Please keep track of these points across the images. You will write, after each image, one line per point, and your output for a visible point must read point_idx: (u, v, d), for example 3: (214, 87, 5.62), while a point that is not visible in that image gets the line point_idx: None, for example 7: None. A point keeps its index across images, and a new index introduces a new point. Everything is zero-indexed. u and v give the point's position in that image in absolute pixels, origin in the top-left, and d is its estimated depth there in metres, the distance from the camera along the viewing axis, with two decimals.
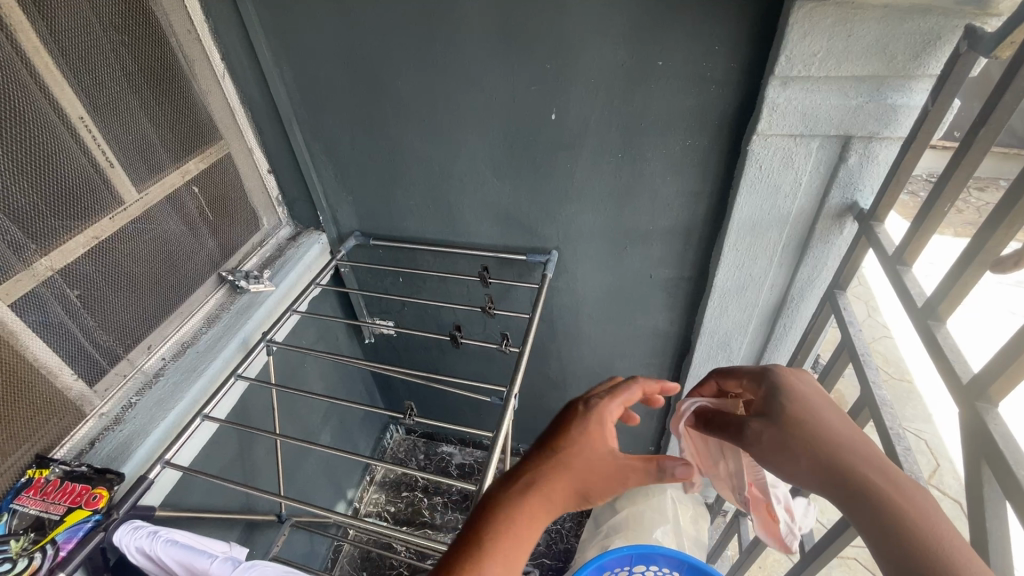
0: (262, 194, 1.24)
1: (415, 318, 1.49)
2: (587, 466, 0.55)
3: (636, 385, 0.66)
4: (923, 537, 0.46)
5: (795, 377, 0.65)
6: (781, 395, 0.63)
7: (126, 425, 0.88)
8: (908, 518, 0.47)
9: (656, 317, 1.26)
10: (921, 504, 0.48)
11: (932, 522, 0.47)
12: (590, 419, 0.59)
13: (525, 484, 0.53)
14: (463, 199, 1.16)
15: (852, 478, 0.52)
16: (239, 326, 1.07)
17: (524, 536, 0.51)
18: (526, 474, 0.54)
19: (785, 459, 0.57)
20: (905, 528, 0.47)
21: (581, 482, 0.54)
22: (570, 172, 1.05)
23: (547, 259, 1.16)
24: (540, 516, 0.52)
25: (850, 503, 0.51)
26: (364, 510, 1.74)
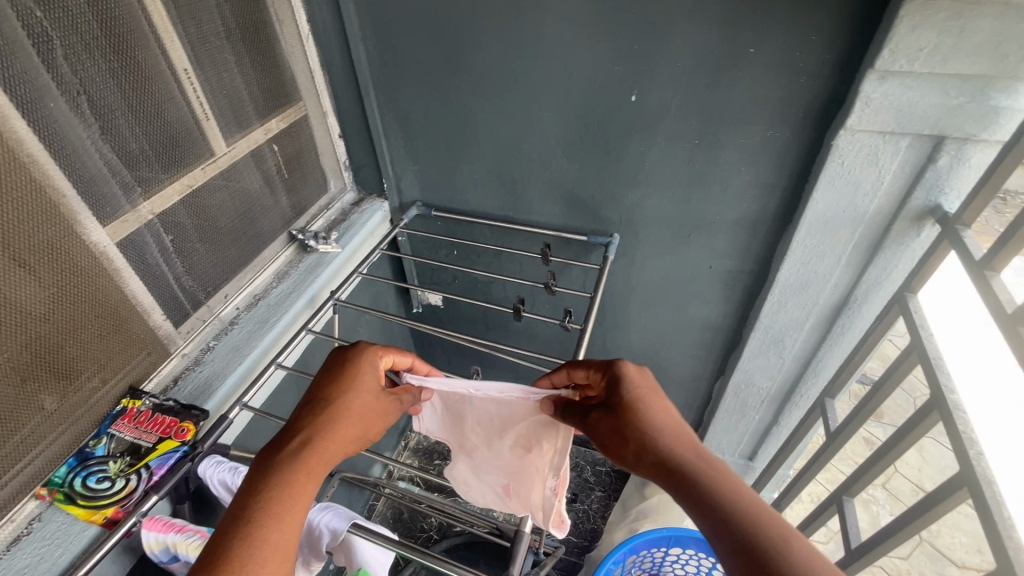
0: (331, 158, 1.27)
1: (465, 291, 1.51)
2: (349, 422, 0.68)
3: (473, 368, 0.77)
4: (742, 512, 0.51)
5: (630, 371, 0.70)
6: (622, 385, 0.66)
7: (206, 367, 0.92)
8: (729, 505, 0.52)
9: (709, 308, 1.26)
10: (747, 493, 0.53)
11: (741, 503, 0.52)
12: (357, 380, 0.72)
13: (306, 436, 0.64)
14: (529, 176, 1.17)
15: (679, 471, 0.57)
16: (307, 283, 1.10)
17: (318, 469, 0.62)
18: (307, 427, 0.65)
19: (639, 462, 0.62)
20: (723, 516, 0.51)
21: (346, 428, 0.67)
22: (642, 155, 1.05)
23: (609, 242, 1.16)
24: (325, 455, 0.63)
25: (686, 491, 0.55)
26: (397, 474, 1.80)
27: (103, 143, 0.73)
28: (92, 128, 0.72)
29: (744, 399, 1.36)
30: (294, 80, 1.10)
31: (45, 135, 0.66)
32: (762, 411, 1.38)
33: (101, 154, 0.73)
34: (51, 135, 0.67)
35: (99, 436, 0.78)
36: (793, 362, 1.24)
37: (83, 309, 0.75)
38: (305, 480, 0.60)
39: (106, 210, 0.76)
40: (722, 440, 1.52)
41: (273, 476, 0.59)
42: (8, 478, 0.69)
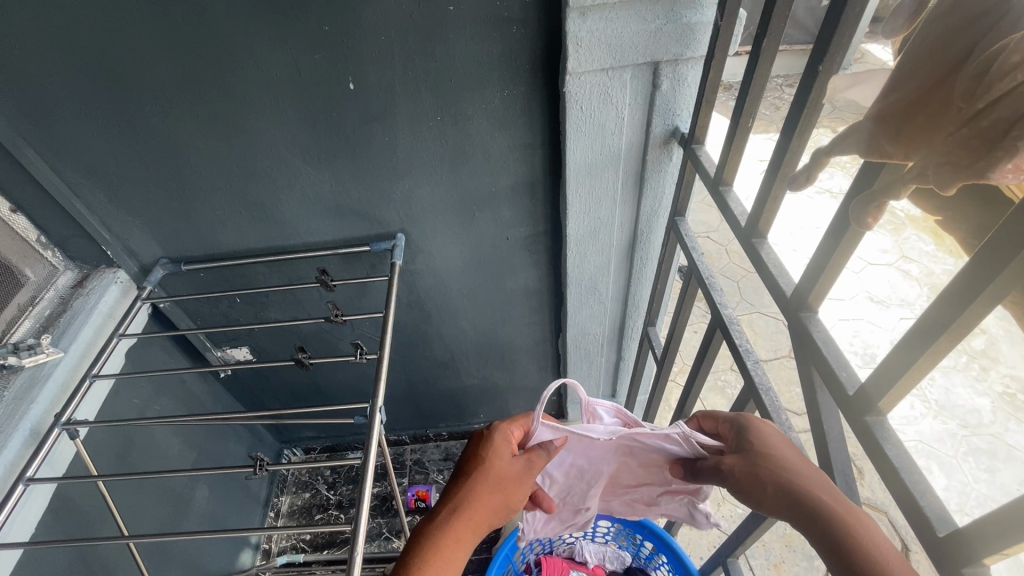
0: (13, 239, 0.97)
1: (272, 337, 1.33)
2: (458, 535, 0.63)
3: (526, 467, 0.70)
4: (524, 456, 0.71)
5: (537, 461, 0.71)
6: (512, 458, 0.70)
7: None
8: (531, 456, 0.71)
9: (523, 276, 1.22)
10: (537, 460, 0.71)
11: (535, 460, 0.71)
12: (497, 445, 0.70)
13: (449, 511, 0.64)
14: (279, 196, 1.00)
15: (519, 457, 0.71)
16: (19, 415, 0.85)
17: (461, 550, 0.63)
18: (451, 502, 0.65)
19: (511, 460, 0.70)
20: (530, 455, 0.71)
21: (472, 509, 0.65)
22: (391, 145, 0.93)
23: (394, 244, 1.05)
24: (477, 530, 0.65)
25: (526, 458, 0.71)
26: (277, 548, 1.60)
27: None
28: None
29: (587, 349, 1.38)
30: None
31: None
32: (606, 353, 1.41)
33: None
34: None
35: None
36: (614, 303, 1.26)
37: None
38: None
39: None
40: (584, 390, 1.55)
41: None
42: None
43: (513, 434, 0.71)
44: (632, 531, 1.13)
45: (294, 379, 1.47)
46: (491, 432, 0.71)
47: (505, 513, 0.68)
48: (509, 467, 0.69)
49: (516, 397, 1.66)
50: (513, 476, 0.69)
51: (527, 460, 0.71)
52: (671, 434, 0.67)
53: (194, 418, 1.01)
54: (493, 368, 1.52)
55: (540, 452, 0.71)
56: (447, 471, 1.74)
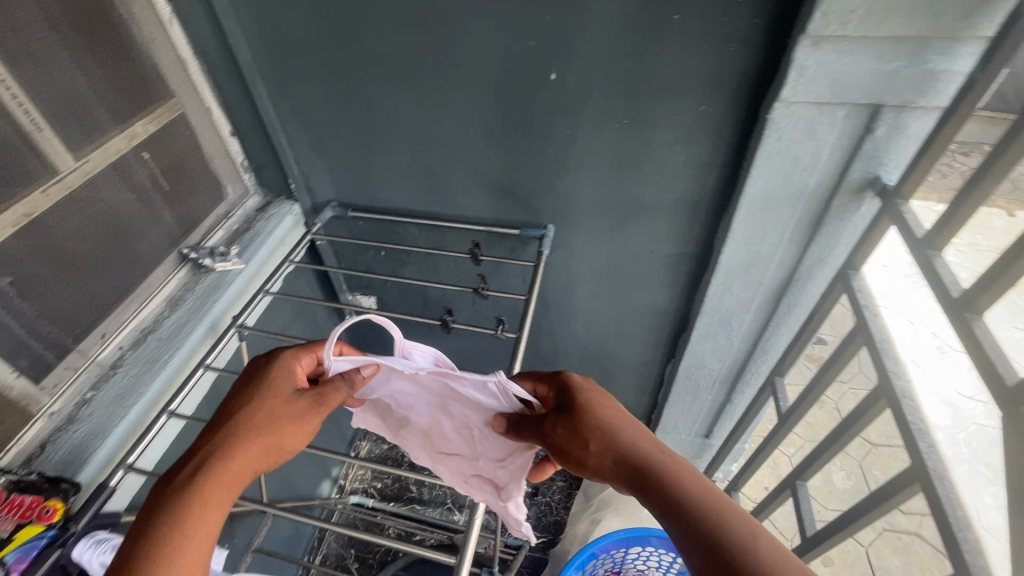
0: (225, 159, 1.11)
1: (399, 294, 1.41)
2: (213, 485, 0.60)
3: (302, 412, 0.67)
4: (261, 395, 0.67)
5: (269, 405, 0.67)
6: (262, 406, 0.67)
7: (81, 426, 0.79)
8: (269, 400, 0.67)
9: (654, 293, 1.20)
10: (279, 410, 0.66)
11: (264, 402, 0.67)
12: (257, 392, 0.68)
13: (189, 468, 0.61)
14: (451, 167, 1.06)
15: (265, 394, 0.68)
16: (205, 310, 0.97)
17: (218, 509, 0.59)
18: (191, 460, 0.62)
19: (259, 399, 0.67)
20: (269, 392, 0.68)
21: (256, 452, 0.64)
22: (570, 139, 0.95)
23: (544, 234, 1.08)
24: (234, 486, 0.61)
25: (312, 403, 0.68)
26: (350, 488, 1.71)
27: None
28: None
29: (696, 382, 1.33)
30: (151, 52, 0.91)
31: None
32: (715, 391, 1.36)
33: None
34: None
35: None
36: (741, 342, 1.20)
37: None
38: (181, 520, 0.56)
39: None
40: (678, 422, 1.50)
41: (161, 550, 0.54)
42: None
43: (297, 368, 0.71)
44: None
45: (404, 337, 1.55)
46: (269, 367, 0.70)
47: (269, 458, 0.65)
48: (258, 410, 0.66)
49: None
50: (250, 420, 0.66)
51: (275, 411, 0.66)
52: (488, 387, 0.70)
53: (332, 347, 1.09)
54: (591, 375, 1.51)
55: (288, 399, 0.68)
56: None
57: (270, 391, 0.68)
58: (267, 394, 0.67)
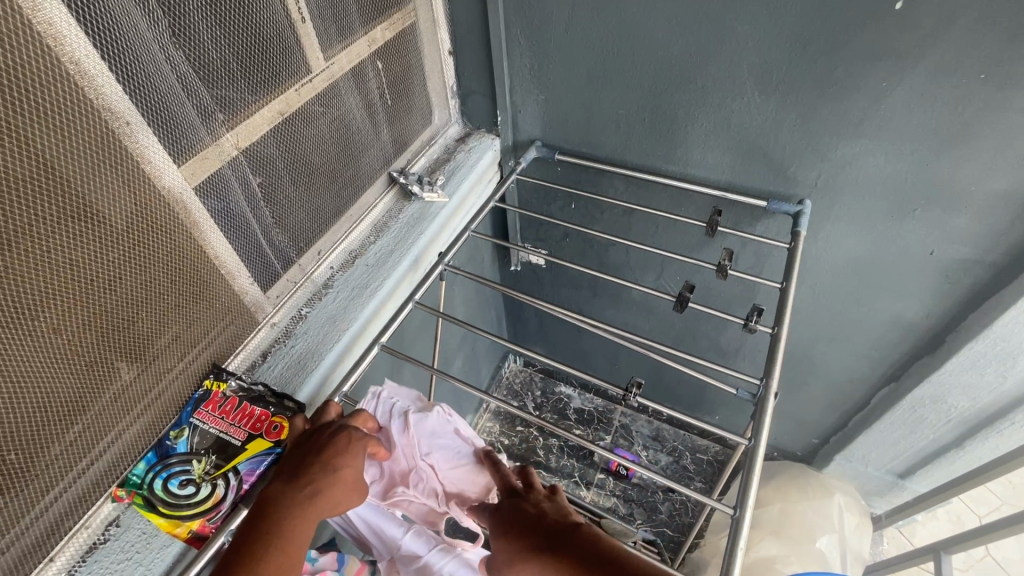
0: (438, 80, 1.02)
1: (575, 252, 1.29)
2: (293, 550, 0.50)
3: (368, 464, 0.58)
4: (337, 441, 0.58)
5: (348, 450, 0.58)
6: (334, 453, 0.57)
7: (298, 342, 0.76)
8: (345, 450, 0.58)
9: (908, 303, 0.97)
10: (358, 456, 0.58)
11: (345, 449, 0.58)
12: (351, 440, 0.58)
13: (308, 493, 0.53)
14: (697, 115, 0.89)
15: (339, 440, 0.58)
16: (410, 241, 0.91)
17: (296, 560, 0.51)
18: (309, 482, 0.54)
19: (332, 448, 0.57)
20: (344, 439, 0.58)
21: (350, 493, 0.56)
22: (881, 93, 0.75)
23: (802, 210, 0.88)
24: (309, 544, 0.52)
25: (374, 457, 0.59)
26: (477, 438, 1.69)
27: (174, 48, 0.54)
28: (159, 28, 0.52)
29: (924, 415, 1.10)
30: None
31: (98, 32, 0.47)
32: (941, 430, 1.12)
33: (171, 64, 0.54)
34: (121, 46, 0.49)
35: (181, 427, 0.64)
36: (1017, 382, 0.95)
37: (154, 270, 0.59)
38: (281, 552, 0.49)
39: (180, 141, 0.57)
40: (870, 452, 1.28)
41: None
42: (86, 465, 0.57)
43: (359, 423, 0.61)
44: None
45: (564, 299, 1.45)
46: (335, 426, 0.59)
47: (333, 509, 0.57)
48: (333, 459, 0.57)
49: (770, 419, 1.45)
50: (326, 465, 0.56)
51: (349, 462, 0.57)
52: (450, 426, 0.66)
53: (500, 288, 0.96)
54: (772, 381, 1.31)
55: (358, 450, 0.58)
56: (652, 451, 1.64)
57: (332, 436, 0.58)
58: (341, 444, 0.58)
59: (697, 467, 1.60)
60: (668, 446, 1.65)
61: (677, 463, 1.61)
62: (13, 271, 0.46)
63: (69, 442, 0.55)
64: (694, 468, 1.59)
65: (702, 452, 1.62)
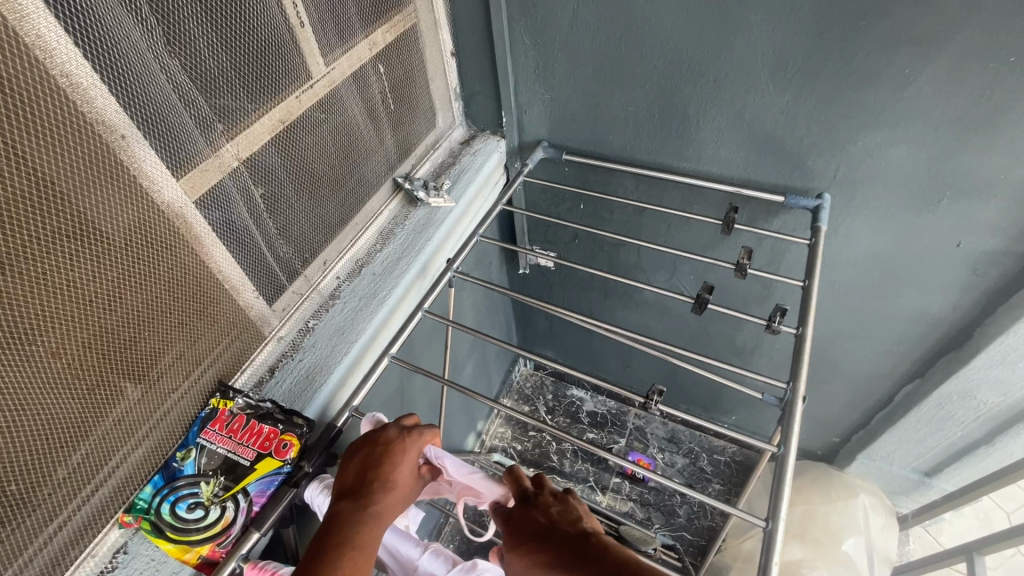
0: (441, 82, 1.00)
1: (585, 253, 1.27)
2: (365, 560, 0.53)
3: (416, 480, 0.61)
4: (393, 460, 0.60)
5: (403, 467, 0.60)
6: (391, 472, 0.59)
7: (306, 355, 0.74)
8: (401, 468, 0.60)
9: (933, 297, 0.94)
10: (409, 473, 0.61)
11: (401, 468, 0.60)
12: (410, 450, 0.61)
13: (373, 509, 0.56)
14: (709, 109, 0.86)
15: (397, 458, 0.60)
16: (417, 248, 0.88)
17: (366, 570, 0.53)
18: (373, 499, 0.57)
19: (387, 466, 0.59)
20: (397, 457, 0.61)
21: (405, 501, 0.59)
22: (903, 81, 0.72)
23: (820, 204, 0.85)
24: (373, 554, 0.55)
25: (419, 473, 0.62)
26: (490, 445, 1.66)
27: (169, 58, 0.52)
28: (154, 38, 0.50)
29: (951, 411, 1.06)
30: None
31: (93, 45, 0.45)
32: (969, 426, 1.08)
33: (167, 75, 0.52)
34: (116, 58, 0.47)
35: (188, 448, 0.62)
36: None
37: (156, 288, 0.57)
38: (356, 550, 0.53)
39: (178, 153, 0.55)
40: (894, 450, 1.24)
41: None
42: (90, 492, 0.55)
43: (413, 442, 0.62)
44: None
45: (574, 301, 1.42)
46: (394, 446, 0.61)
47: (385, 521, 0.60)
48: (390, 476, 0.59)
49: None
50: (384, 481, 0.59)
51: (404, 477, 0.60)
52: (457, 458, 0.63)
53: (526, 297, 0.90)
54: None
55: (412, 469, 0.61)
56: (668, 453, 1.61)
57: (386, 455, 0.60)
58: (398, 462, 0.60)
59: (714, 469, 1.56)
60: (684, 448, 1.61)
61: (694, 465, 1.57)
62: (10, 296, 0.44)
63: (72, 469, 0.53)
64: (711, 470, 1.56)
65: (719, 453, 1.59)
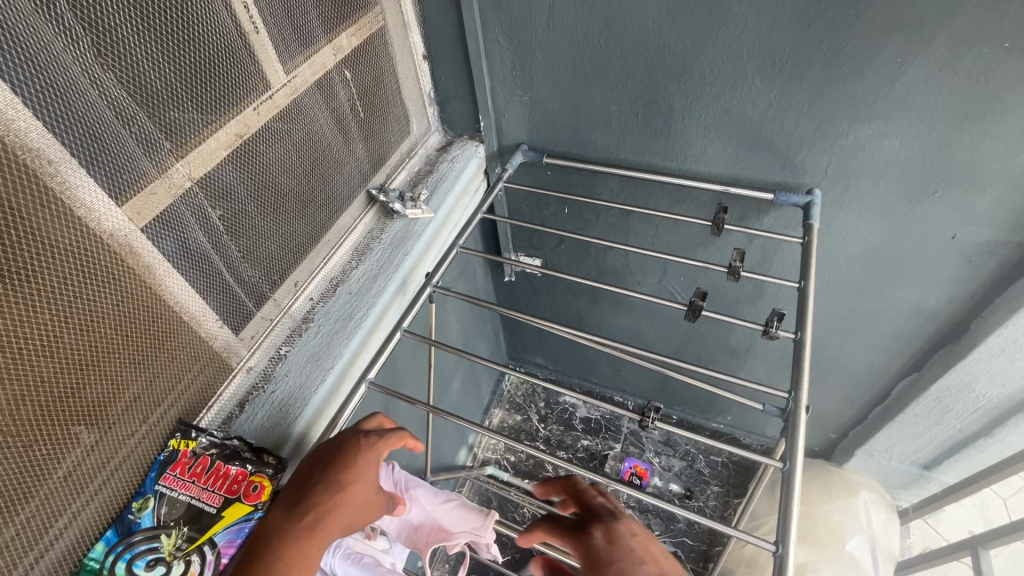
0: (414, 87, 0.96)
1: (571, 258, 1.23)
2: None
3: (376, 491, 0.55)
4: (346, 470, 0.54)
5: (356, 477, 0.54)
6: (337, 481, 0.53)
7: (277, 386, 0.69)
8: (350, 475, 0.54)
9: (929, 290, 0.92)
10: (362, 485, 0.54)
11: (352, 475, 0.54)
12: (367, 452, 0.55)
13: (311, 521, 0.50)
14: (695, 107, 0.83)
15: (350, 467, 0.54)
16: (395, 263, 0.83)
17: None
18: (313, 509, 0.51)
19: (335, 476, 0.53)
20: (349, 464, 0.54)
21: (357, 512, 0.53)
22: (894, 71, 0.69)
23: (810, 201, 0.82)
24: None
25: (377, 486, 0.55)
26: (482, 457, 1.61)
27: (102, 72, 0.46)
28: (81, 49, 0.44)
29: (950, 405, 1.04)
30: None
31: (5, 56, 0.40)
32: (968, 419, 1.07)
33: (100, 89, 0.47)
34: (37, 74, 0.42)
35: (146, 497, 0.57)
36: None
37: (100, 325, 0.51)
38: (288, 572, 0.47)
39: (117, 176, 0.50)
40: (893, 445, 1.22)
41: None
42: (34, 558, 0.49)
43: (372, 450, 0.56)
44: None
45: (562, 307, 1.38)
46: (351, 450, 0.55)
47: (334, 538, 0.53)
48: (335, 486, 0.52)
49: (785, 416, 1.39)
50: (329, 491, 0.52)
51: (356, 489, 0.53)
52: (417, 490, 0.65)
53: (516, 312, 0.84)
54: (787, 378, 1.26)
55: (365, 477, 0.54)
56: (665, 457, 1.57)
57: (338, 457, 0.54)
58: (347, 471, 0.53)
59: (712, 470, 1.54)
60: (680, 450, 1.58)
61: (691, 468, 1.54)
62: None
63: (10, 533, 0.47)
64: (709, 472, 1.53)
65: (716, 454, 1.56)
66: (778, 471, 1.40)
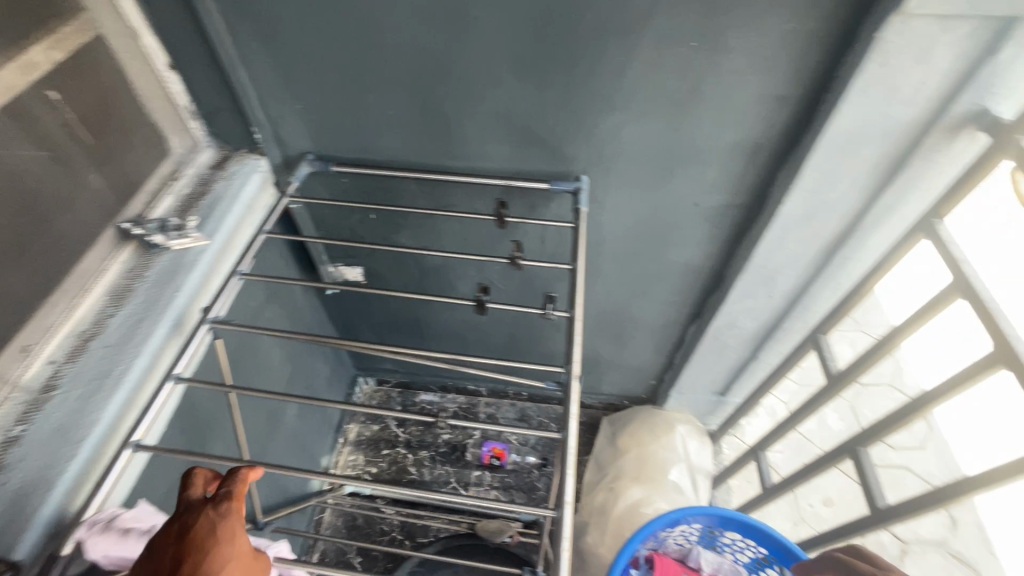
0: (163, 102, 0.87)
1: (391, 261, 1.22)
2: None
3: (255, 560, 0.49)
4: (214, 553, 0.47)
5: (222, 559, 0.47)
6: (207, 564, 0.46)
7: (7, 479, 0.58)
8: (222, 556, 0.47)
9: (691, 250, 1.08)
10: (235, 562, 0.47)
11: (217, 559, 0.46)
12: (230, 526, 0.48)
13: None
14: (465, 107, 0.86)
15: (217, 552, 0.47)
16: (162, 303, 0.74)
17: None
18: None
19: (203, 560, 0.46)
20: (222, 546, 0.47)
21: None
22: (619, 69, 0.78)
23: (579, 186, 0.91)
24: None
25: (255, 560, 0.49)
26: (342, 475, 1.57)
27: None
28: None
29: (725, 341, 1.25)
30: None
31: None
32: (741, 349, 1.29)
33: None
34: None
35: None
36: (781, 299, 1.11)
37: None
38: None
39: None
40: (696, 381, 1.43)
41: None
42: None
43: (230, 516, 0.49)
44: (760, 551, 1.02)
45: (395, 310, 1.37)
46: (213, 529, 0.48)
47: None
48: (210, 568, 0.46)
49: (615, 373, 1.55)
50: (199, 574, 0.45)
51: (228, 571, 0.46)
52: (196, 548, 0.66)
53: (315, 334, 0.80)
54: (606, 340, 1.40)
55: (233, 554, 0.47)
56: (521, 433, 1.66)
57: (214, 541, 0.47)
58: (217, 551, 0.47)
59: (564, 435, 1.66)
60: (534, 422, 1.68)
61: (545, 437, 1.65)
62: None
63: None
64: (561, 437, 1.65)
65: (566, 419, 1.68)
66: (616, 423, 1.57)
